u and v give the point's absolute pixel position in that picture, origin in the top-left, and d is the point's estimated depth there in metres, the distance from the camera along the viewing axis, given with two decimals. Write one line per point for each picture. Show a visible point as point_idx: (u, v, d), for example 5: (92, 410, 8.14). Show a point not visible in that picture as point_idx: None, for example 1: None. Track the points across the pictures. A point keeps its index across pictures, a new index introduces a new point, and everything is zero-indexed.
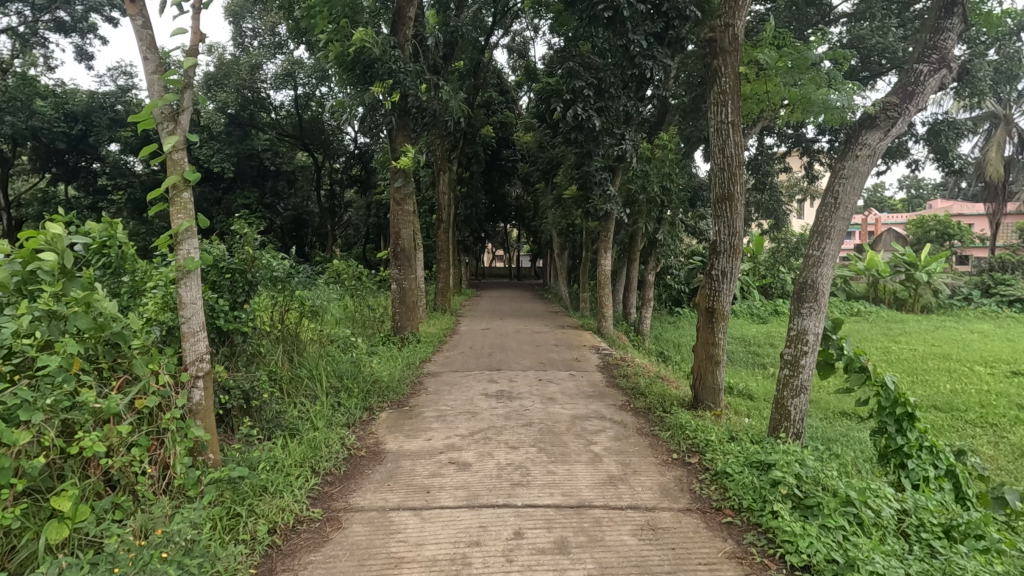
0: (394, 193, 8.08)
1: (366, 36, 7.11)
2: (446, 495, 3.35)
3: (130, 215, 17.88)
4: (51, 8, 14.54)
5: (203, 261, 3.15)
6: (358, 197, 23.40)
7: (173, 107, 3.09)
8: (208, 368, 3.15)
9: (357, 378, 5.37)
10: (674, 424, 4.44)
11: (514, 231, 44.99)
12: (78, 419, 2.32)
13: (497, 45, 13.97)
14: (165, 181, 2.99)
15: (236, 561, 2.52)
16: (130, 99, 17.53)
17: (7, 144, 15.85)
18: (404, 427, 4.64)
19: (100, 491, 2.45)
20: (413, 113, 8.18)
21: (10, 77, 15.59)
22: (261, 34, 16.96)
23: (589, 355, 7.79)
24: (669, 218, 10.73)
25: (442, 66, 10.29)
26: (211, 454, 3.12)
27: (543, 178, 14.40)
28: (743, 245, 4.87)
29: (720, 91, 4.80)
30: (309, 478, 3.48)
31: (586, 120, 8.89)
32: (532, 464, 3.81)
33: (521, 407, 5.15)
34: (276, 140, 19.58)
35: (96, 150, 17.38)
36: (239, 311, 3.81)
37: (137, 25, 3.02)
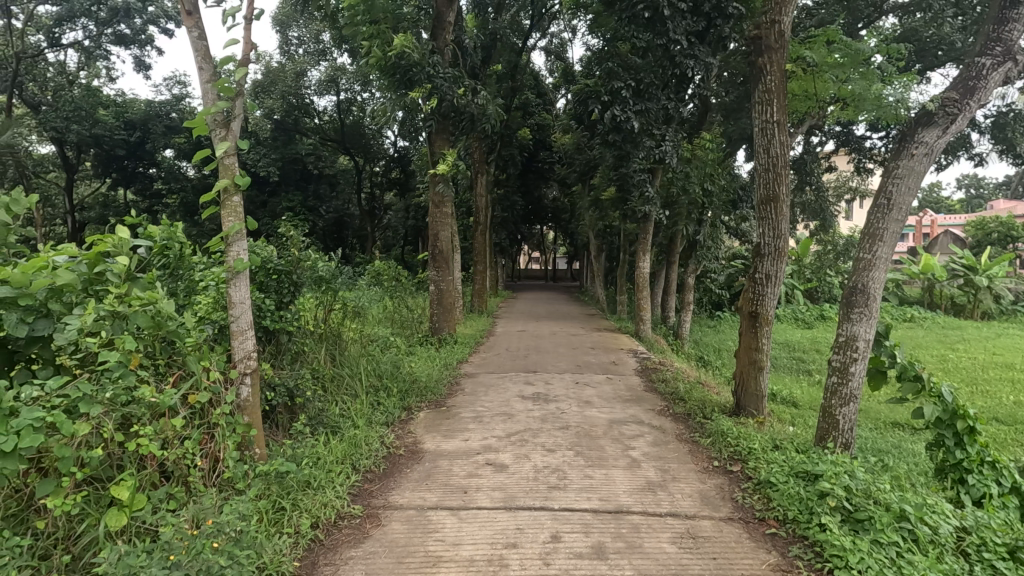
0: (433, 196, 8.19)
1: (407, 42, 7.25)
2: (483, 496, 3.37)
3: (183, 218, 18.71)
4: (114, 22, 15.38)
5: (251, 262, 3.28)
6: (397, 200, 23.83)
7: (225, 114, 3.22)
8: (255, 365, 3.27)
9: (396, 377, 5.47)
10: (714, 431, 4.34)
11: (551, 233, 44.95)
12: (136, 413, 2.44)
13: (535, 47, 14.01)
14: (217, 185, 3.11)
15: (281, 554, 2.62)
16: (184, 107, 18.44)
17: (73, 151, 16.85)
18: (441, 427, 4.69)
19: (155, 482, 2.56)
20: (452, 117, 8.30)
21: (76, 89, 16.56)
22: (306, 41, 17.40)
23: (626, 358, 7.70)
24: (709, 219, 10.49)
25: (480, 69, 10.39)
26: (257, 449, 3.24)
27: (581, 179, 14.32)
28: (788, 248, 4.72)
29: (765, 90, 4.66)
30: (349, 474, 3.56)
31: (624, 120, 8.80)
32: (569, 467, 3.79)
33: (557, 410, 5.13)
34: (319, 144, 20.10)
35: (152, 156, 18.30)
36: (285, 311, 3.95)
37: (193, 36, 3.17)
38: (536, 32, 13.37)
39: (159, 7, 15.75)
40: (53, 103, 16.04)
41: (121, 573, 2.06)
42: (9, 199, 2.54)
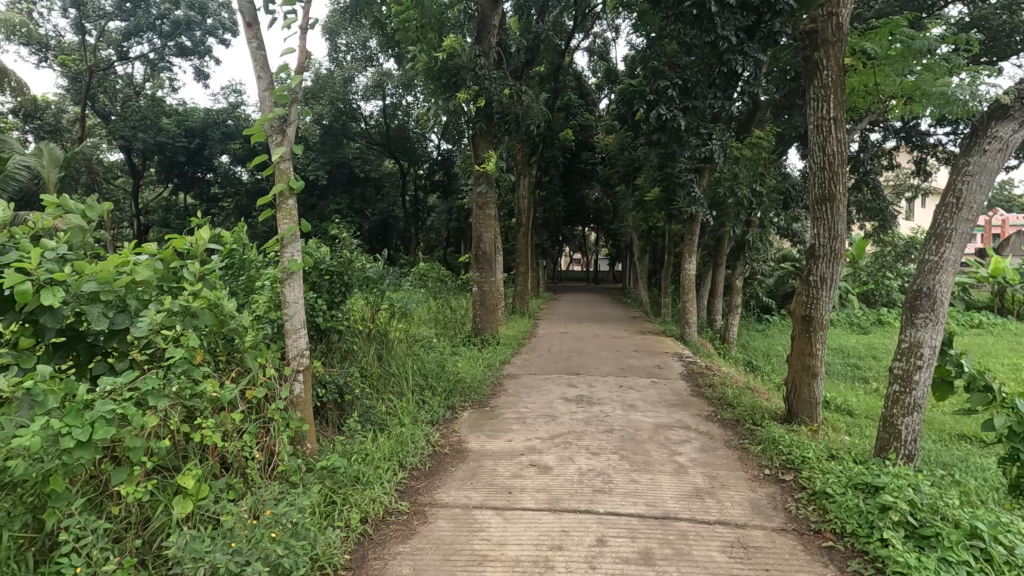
0: (477, 197, 8.27)
1: (456, 44, 7.36)
2: (528, 496, 3.38)
3: (238, 221, 19.53)
4: (176, 35, 16.24)
5: (305, 263, 3.40)
6: (440, 202, 24.17)
7: (281, 121, 3.35)
8: (307, 363, 3.39)
9: (441, 377, 5.56)
10: (766, 438, 4.20)
11: (593, 234, 44.74)
12: (198, 406, 2.56)
13: (578, 48, 13.96)
14: (274, 189, 3.24)
15: (333, 546, 2.71)
16: (240, 114, 19.34)
17: (139, 158, 17.83)
18: (485, 427, 4.73)
19: (216, 473, 2.68)
20: (496, 119, 8.34)
21: (142, 100, 17.55)
22: (354, 48, 17.78)
23: (671, 362, 7.55)
24: (758, 220, 10.17)
25: (524, 71, 10.43)
26: (309, 444, 3.34)
27: (625, 179, 14.14)
28: (846, 249, 4.53)
29: (821, 86, 4.49)
30: (396, 471, 3.63)
31: (670, 120, 8.65)
32: (614, 471, 3.75)
33: (601, 413, 5.09)
34: (366, 149, 20.62)
35: (210, 162, 19.18)
36: (336, 310, 4.10)
37: (253, 46, 3.31)
38: (580, 33, 13.33)
39: (217, 19, 16.62)
40: (122, 113, 17.05)
41: (189, 557, 2.17)
42: (88, 206, 2.71)
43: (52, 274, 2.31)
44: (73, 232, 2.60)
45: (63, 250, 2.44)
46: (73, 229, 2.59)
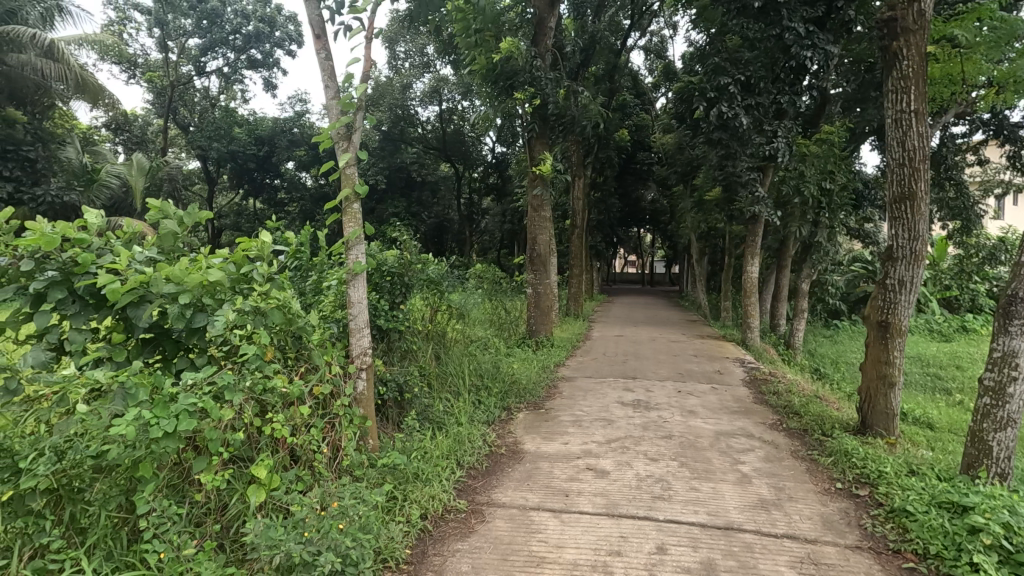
0: (532, 199, 8.29)
1: (513, 48, 7.42)
2: (585, 500, 3.35)
3: (302, 224, 20.38)
4: (247, 49, 17.24)
5: (368, 265, 3.52)
6: (495, 205, 24.40)
7: (347, 128, 3.48)
8: (370, 361, 3.51)
9: (497, 378, 5.58)
10: (837, 449, 3.99)
11: (649, 236, 43.92)
12: (270, 400, 2.69)
13: (634, 47, 13.76)
14: (341, 194, 3.37)
15: (395, 540, 2.79)
16: (305, 122, 20.21)
17: (214, 165, 18.96)
18: (541, 429, 4.74)
19: (286, 464, 2.81)
20: (552, 120, 8.29)
21: (217, 111, 18.67)
22: (412, 56, 18.22)
23: (733, 368, 7.29)
24: (827, 221, 9.65)
25: (579, 72, 10.38)
26: (370, 439, 3.45)
27: (682, 179, 13.78)
28: (927, 251, 4.23)
29: (900, 77, 4.21)
30: (454, 469, 3.69)
31: (731, 117, 8.37)
32: (673, 478, 3.66)
33: (659, 418, 4.98)
34: (422, 153, 21.07)
35: (277, 168, 20.12)
36: (397, 311, 4.24)
37: (321, 57, 3.46)
38: (636, 32, 13.15)
39: (284, 32, 17.51)
40: (199, 125, 18.27)
41: (264, 544, 2.28)
42: (181, 213, 2.91)
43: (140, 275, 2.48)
44: (164, 237, 2.80)
45: (150, 253, 2.62)
46: (162, 234, 2.80)
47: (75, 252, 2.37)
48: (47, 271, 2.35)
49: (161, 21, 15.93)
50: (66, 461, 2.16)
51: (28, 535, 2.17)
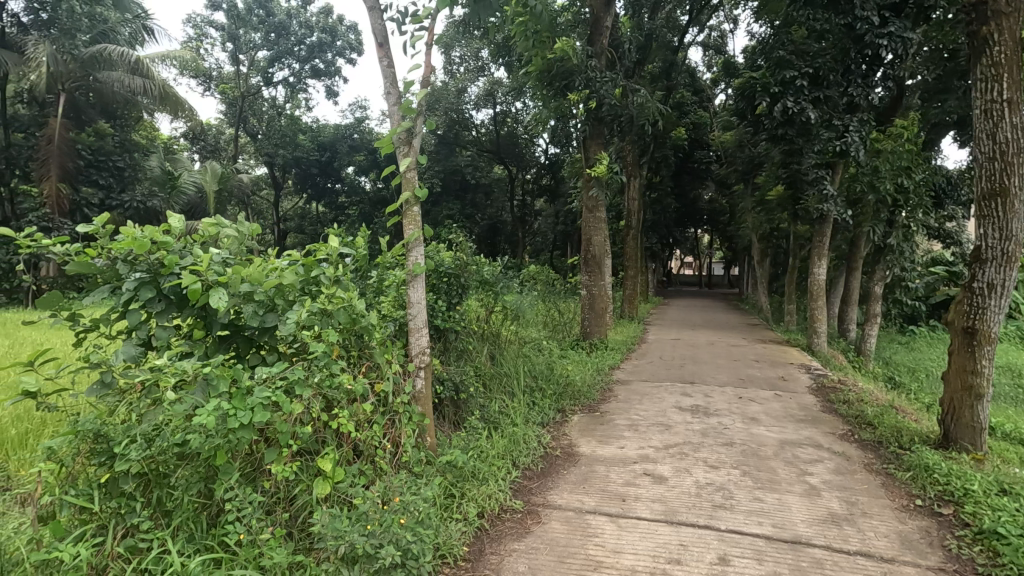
0: (587, 200, 8.23)
1: (568, 48, 7.40)
2: (643, 506, 3.29)
3: (361, 227, 21.01)
4: (311, 59, 18.01)
5: (427, 267, 3.61)
6: (548, 206, 24.38)
7: (408, 132, 3.56)
8: (428, 361, 3.58)
9: (551, 380, 5.57)
10: (916, 463, 3.74)
11: (707, 237, 42.69)
12: (336, 397, 2.80)
13: (692, 42, 13.39)
14: (401, 198, 3.46)
15: (454, 537, 2.85)
16: (364, 128, 20.89)
17: (280, 171, 19.92)
18: (596, 432, 4.69)
19: (349, 459, 2.90)
20: (608, 120, 8.19)
21: (283, 119, 19.59)
22: (467, 60, 18.45)
23: (797, 375, 6.96)
24: (903, 219, 9.05)
25: (635, 71, 10.22)
26: (427, 437, 3.51)
27: (743, 177, 13.29)
28: (1021, 253, 3.89)
29: (990, 65, 3.91)
30: (510, 470, 3.71)
31: (797, 112, 8.02)
32: (735, 487, 3.54)
33: (719, 424, 4.82)
34: (477, 156, 21.36)
35: (338, 173, 20.88)
36: (453, 311, 4.33)
37: (383, 65, 3.56)
38: (694, 27, 12.82)
39: (346, 41, 18.20)
40: (267, 132, 19.26)
41: (331, 534, 2.37)
42: (241, 221, 3.03)
43: (218, 275, 2.62)
44: (233, 241, 2.94)
45: (225, 255, 2.76)
46: (232, 239, 2.93)
47: (160, 254, 2.53)
48: (137, 272, 2.53)
49: (234, 36, 17.14)
50: (154, 447, 2.34)
51: (121, 515, 2.36)
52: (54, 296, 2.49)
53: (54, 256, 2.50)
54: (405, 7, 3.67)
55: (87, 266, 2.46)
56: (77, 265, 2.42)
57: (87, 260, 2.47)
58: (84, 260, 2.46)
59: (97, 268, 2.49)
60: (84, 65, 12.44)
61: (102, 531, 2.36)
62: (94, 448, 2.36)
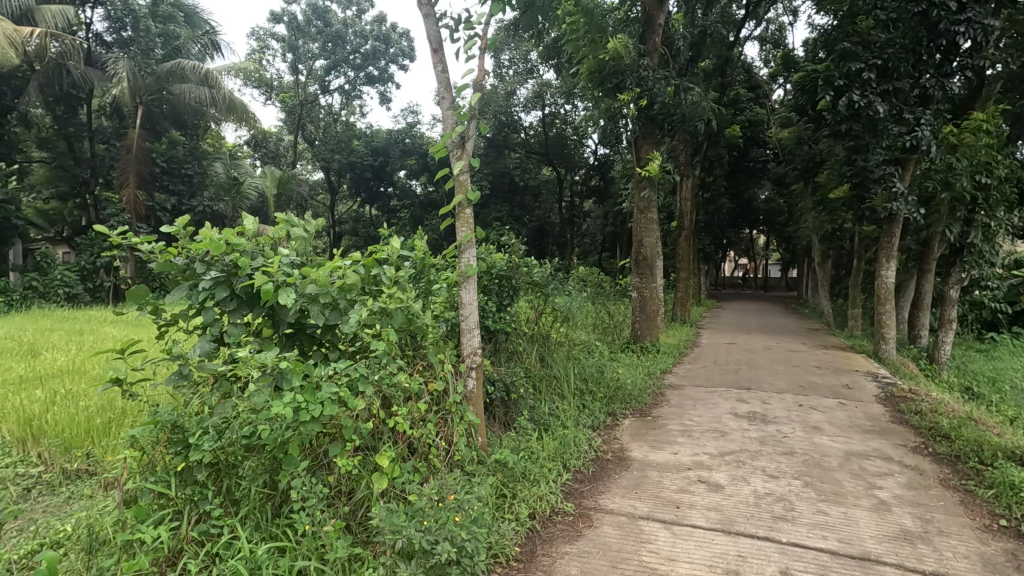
0: (639, 201, 8.11)
1: (621, 47, 7.31)
2: (698, 514, 3.21)
3: (412, 230, 21.47)
4: (365, 66, 18.59)
5: (478, 268, 3.65)
6: (597, 207, 24.16)
7: (461, 137, 3.62)
8: (479, 361, 3.62)
9: (601, 382, 5.52)
10: (999, 481, 3.47)
11: (763, 238, 41.30)
12: (395, 395, 2.87)
13: (749, 37, 12.96)
14: (454, 201, 3.50)
15: (507, 537, 2.87)
16: (416, 133, 21.30)
17: (336, 176, 20.63)
18: (648, 437, 4.61)
19: (405, 455, 2.96)
20: (659, 120, 8.04)
21: (339, 125, 20.29)
22: (516, 63, 18.57)
23: (863, 382, 6.61)
24: (983, 218, 8.43)
25: (688, 68, 10.00)
26: (479, 436, 3.54)
27: (803, 176, 12.74)
28: None
29: None
30: (561, 472, 3.70)
31: (864, 106, 7.63)
32: (797, 498, 3.40)
33: (778, 433, 4.64)
34: (525, 158, 21.41)
35: (391, 177, 21.39)
36: (504, 312, 4.38)
37: (438, 70, 3.63)
38: (750, 21, 12.42)
39: (398, 48, 18.73)
40: (323, 138, 19.97)
41: (389, 528, 2.41)
42: (308, 222, 3.17)
43: (286, 276, 2.74)
44: (299, 242, 3.08)
45: (293, 256, 2.89)
46: (299, 240, 3.07)
47: (235, 256, 2.67)
48: (213, 272, 2.68)
49: (294, 47, 17.89)
50: (226, 438, 2.47)
51: (195, 502, 2.50)
52: (140, 292, 2.67)
53: (142, 255, 2.70)
54: (459, 14, 3.73)
55: (169, 265, 2.64)
56: (161, 264, 2.62)
57: (170, 259, 2.66)
58: (166, 259, 2.64)
59: (178, 267, 2.67)
60: (160, 79, 13.35)
61: (177, 516, 2.50)
62: (172, 438, 2.52)
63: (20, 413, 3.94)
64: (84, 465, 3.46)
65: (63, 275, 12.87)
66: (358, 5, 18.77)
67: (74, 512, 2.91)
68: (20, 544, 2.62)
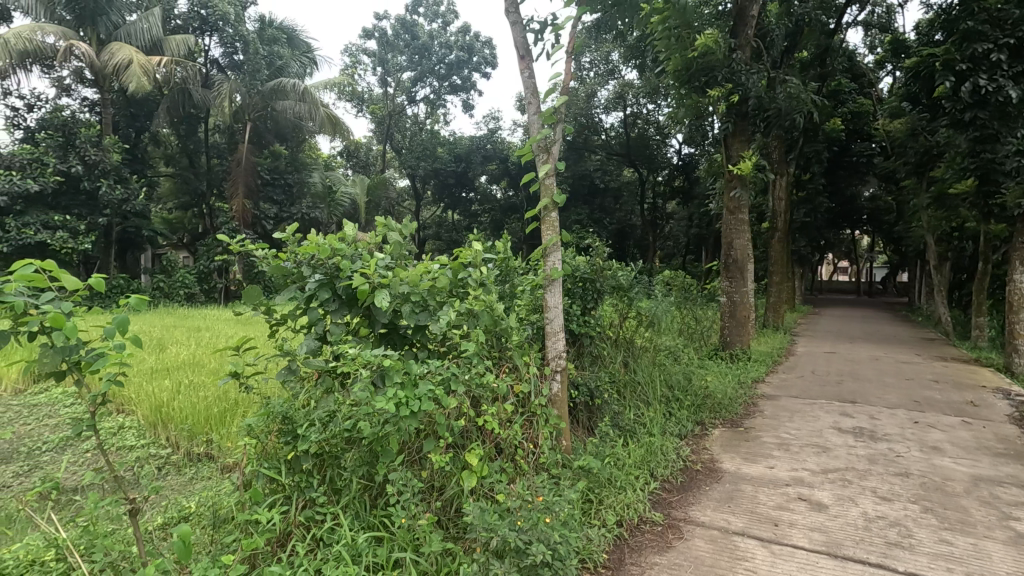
0: (729, 202, 7.75)
1: (711, 42, 7.03)
2: (800, 534, 3.00)
3: (493, 233, 21.92)
4: (449, 76, 19.20)
5: (564, 272, 3.64)
6: (680, 208, 23.38)
7: (547, 140, 3.62)
8: (564, 364, 3.61)
9: (689, 391, 5.32)
10: None
11: (864, 239, 38.16)
12: (483, 395, 2.93)
13: (851, 23, 12.02)
14: (539, 204, 3.52)
15: (594, 542, 2.84)
16: (497, 139, 21.62)
17: (421, 182, 21.38)
18: (741, 448, 4.39)
19: (493, 455, 3.01)
20: (752, 115, 7.65)
21: (424, 133, 21.04)
22: (597, 65, 18.40)
23: (992, 400, 5.91)
24: None
25: (783, 59, 9.44)
26: (564, 440, 3.53)
27: (915, 170, 11.62)
28: None
29: None
30: (648, 481, 3.61)
31: (993, 92, 6.91)
32: (915, 524, 3.09)
33: (889, 452, 4.26)
34: (606, 160, 21.14)
35: (472, 182, 21.85)
36: (588, 316, 4.36)
37: (525, 76, 3.68)
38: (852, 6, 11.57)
39: (481, 57, 19.26)
40: (409, 146, 20.64)
41: (482, 526, 2.46)
42: (402, 226, 3.31)
43: (381, 277, 2.86)
44: (394, 245, 3.22)
45: (389, 260, 3.02)
46: (394, 243, 3.22)
47: (338, 260, 2.85)
48: (318, 274, 2.86)
49: (383, 61, 18.81)
50: (329, 430, 2.64)
51: (301, 490, 2.68)
52: (254, 293, 2.91)
53: (256, 259, 2.95)
54: (545, 18, 3.77)
55: (280, 269, 2.87)
56: (273, 268, 2.85)
57: (279, 263, 2.90)
58: (277, 264, 2.88)
59: (286, 271, 2.90)
60: (265, 98, 14.47)
61: (287, 501, 2.70)
62: (282, 428, 2.73)
63: (152, 399, 4.41)
64: (205, 449, 3.81)
65: (184, 277, 14.28)
66: (443, 17, 19.44)
67: (198, 491, 3.23)
68: (156, 516, 2.94)
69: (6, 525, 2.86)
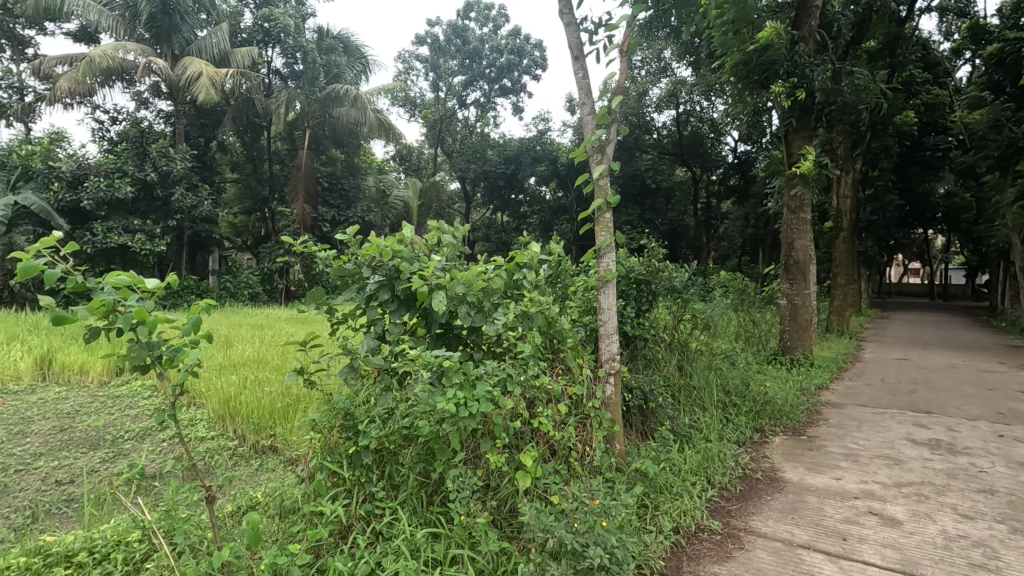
0: (790, 200, 7.44)
1: (773, 34, 6.76)
2: (871, 550, 2.85)
3: (542, 235, 21.92)
4: (499, 79, 19.37)
5: (618, 273, 3.59)
6: (736, 208, 22.63)
7: (601, 140, 3.58)
8: (618, 367, 3.56)
9: (747, 396, 5.13)
10: None
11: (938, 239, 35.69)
12: (538, 396, 2.93)
13: (925, 9, 11.30)
14: (593, 205, 3.49)
15: (650, 548, 2.79)
16: (546, 140, 21.60)
17: (471, 184, 21.61)
18: (804, 458, 4.20)
19: (546, 456, 3.00)
20: (816, 109, 7.30)
21: (474, 136, 21.27)
22: (649, 63, 18.07)
23: None
24: None
25: (849, 50, 8.98)
26: (618, 444, 3.49)
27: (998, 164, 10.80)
28: None
29: None
30: (705, 487, 3.52)
31: None
32: (1002, 545, 2.87)
33: (970, 466, 3.97)
34: (657, 159, 20.73)
35: (522, 184, 21.91)
36: (643, 318, 4.29)
37: (579, 77, 3.66)
38: None
39: (530, 59, 19.37)
40: (460, 149, 20.93)
41: (539, 526, 2.47)
42: (456, 228, 3.37)
43: (439, 278, 2.92)
44: (448, 247, 3.28)
45: (444, 262, 3.07)
46: (449, 245, 3.27)
47: (396, 262, 2.92)
48: (378, 275, 2.95)
49: (435, 66, 19.16)
50: (388, 427, 2.71)
51: (361, 485, 2.76)
52: (317, 293, 3.02)
53: (318, 261, 3.07)
54: (598, 17, 3.73)
55: (342, 270, 2.99)
56: (336, 270, 2.97)
57: (342, 264, 3.01)
58: (339, 265, 3.00)
59: (348, 272, 3.01)
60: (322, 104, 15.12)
61: (348, 495, 2.79)
62: (344, 424, 2.83)
63: (221, 394, 4.66)
64: (270, 442, 4.00)
65: (248, 278, 15.01)
66: (494, 21, 19.61)
67: (263, 482, 3.39)
68: (226, 503, 3.11)
69: (96, 506, 3.09)
